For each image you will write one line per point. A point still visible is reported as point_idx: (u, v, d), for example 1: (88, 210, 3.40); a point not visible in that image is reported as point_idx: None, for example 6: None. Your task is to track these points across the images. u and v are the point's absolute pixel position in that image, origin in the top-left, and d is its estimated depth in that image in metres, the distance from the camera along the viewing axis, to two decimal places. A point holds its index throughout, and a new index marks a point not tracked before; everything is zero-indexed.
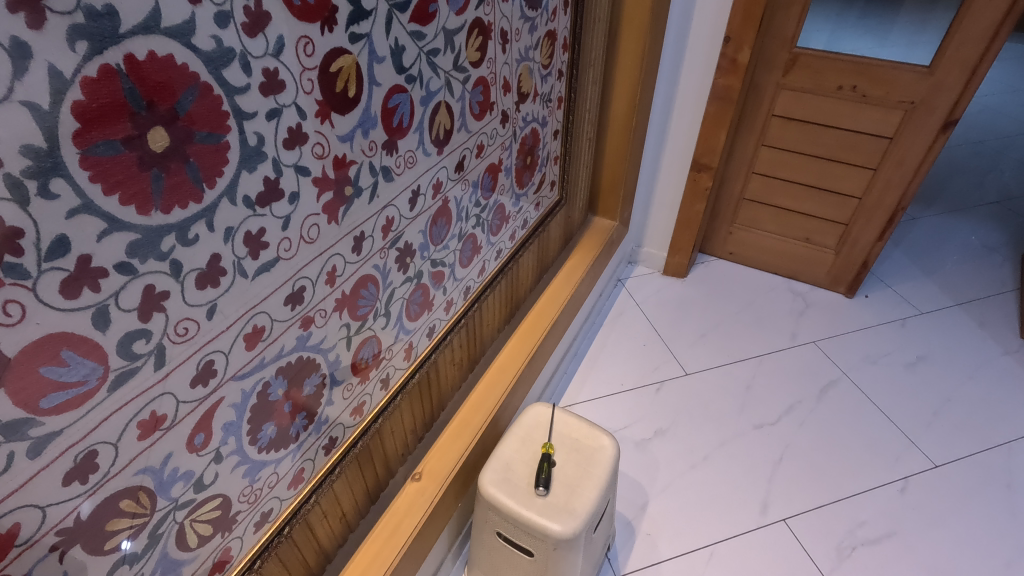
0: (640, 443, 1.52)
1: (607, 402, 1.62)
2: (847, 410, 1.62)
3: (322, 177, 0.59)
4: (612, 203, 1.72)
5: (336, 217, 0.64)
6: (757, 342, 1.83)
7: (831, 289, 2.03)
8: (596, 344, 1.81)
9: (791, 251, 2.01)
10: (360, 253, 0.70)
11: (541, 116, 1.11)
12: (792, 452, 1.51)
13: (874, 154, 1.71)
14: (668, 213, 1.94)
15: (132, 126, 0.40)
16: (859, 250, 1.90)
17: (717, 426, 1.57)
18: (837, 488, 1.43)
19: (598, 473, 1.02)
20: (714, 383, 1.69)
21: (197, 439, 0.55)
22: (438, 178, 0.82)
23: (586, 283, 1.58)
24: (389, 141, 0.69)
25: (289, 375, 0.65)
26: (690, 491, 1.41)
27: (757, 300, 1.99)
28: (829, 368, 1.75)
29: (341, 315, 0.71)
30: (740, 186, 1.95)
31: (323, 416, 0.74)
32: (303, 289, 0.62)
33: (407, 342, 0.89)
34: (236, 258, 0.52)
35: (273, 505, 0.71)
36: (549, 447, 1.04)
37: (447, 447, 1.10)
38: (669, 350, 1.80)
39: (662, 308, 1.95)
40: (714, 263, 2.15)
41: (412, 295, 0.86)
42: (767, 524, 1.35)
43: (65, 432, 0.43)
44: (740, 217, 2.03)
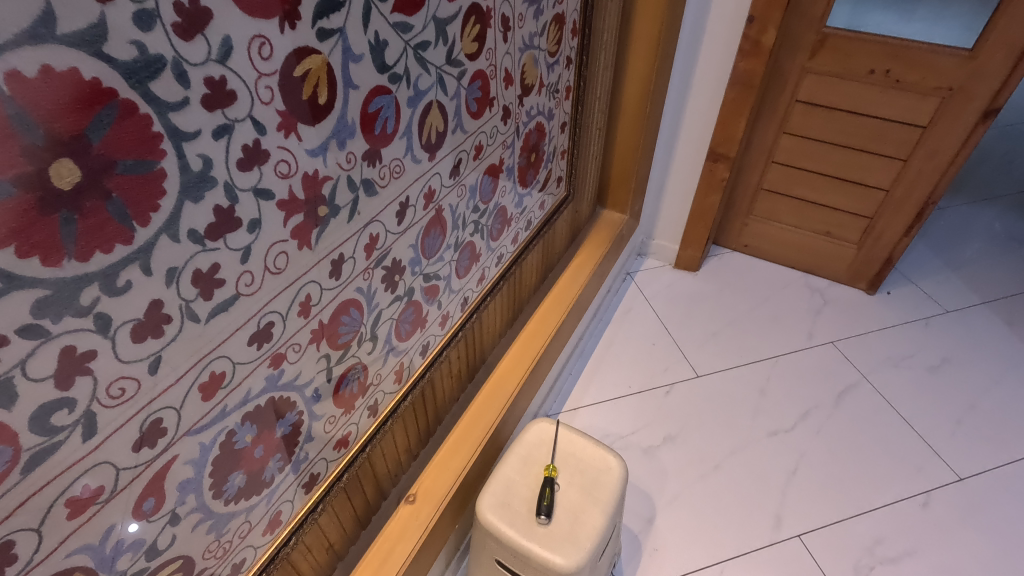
0: (647, 450, 1.45)
1: (613, 405, 1.55)
2: (865, 416, 1.54)
3: (288, 199, 0.51)
4: (622, 195, 1.62)
5: (308, 242, 0.55)
6: (772, 341, 1.75)
7: (851, 284, 1.93)
8: (603, 342, 1.73)
9: (809, 243, 1.91)
10: (339, 278, 0.62)
11: (547, 109, 1.01)
12: (807, 463, 1.43)
13: (905, 143, 1.59)
14: (681, 203, 1.84)
15: (26, 160, 0.32)
16: (883, 245, 1.79)
17: (729, 433, 1.49)
18: (854, 502, 1.36)
19: (604, 499, 0.96)
20: (726, 386, 1.61)
21: (146, 504, 0.48)
22: (430, 186, 0.73)
23: (593, 281, 1.50)
24: (371, 151, 0.60)
25: (258, 419, 0.58)
26: (699, 504, 1.35)
27: (772, 297, 1.90)
28: (848, 370, 1.66)
29: (318, 347, 0.63)
30: (758, 175, 1.84)
31: (301, 455, 0.67)
32: (271, 325, 0.55)
33: (398, 363, 0.82)
34: (183, 301, 0.44)
35: (246, 554, 0.65)
36: (552, 469, 0.97)
37: (444, 466, 1.03)
38: (679, 350, 1.72)
39: (672, 304, 1.87)
40: (728, 255, 2.05)
41: (402, 314, 0.78)
42: (781, 540, 1.29)
43: None
44: (757, 209, 1.93)
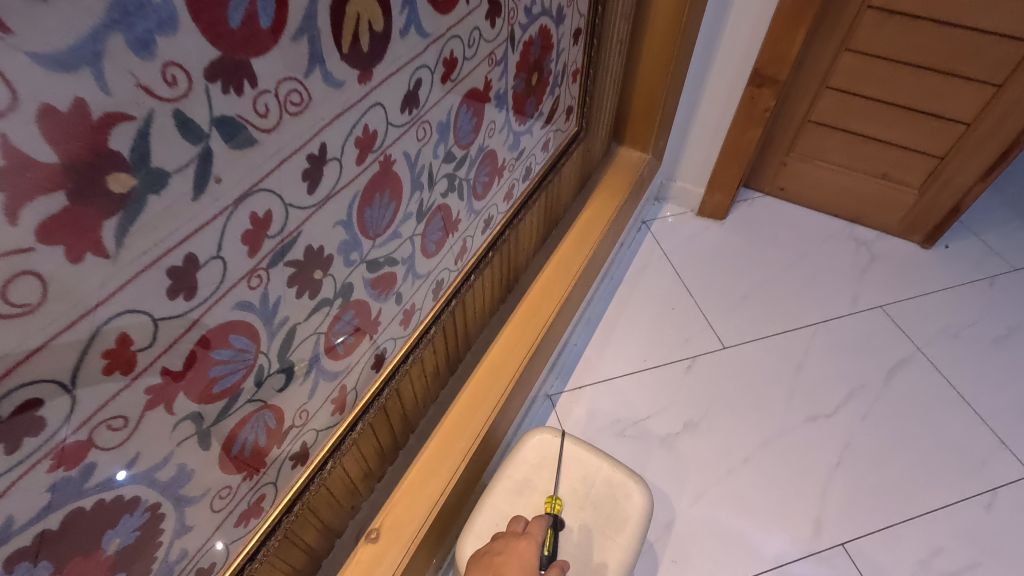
0: (665, 439, 1.24)
1: (625, 383, 1.32)
2: (920, 398, 1.32)
3: (9, 170, 0.24)
4: (644, 130, 1.31)
5: (99, 249, 0.29)
6: (812, 306, 1.50)
7: (903, 237, 1.66)
8: (614, 306, 1.47)
9: (859, 188, 1.62)
10: (194, 297, 0.36)
11: (555, 6, 0.70)
12: (853, 455, 1.22)
13: (1003, 64, 1.27)
14: (712, 139, 1.52)
15: None
16: (950, 192, 1.50)
17: (761, 418, 1.28)
18: (907, 503, 1.16)
19: (622, 543, 0.76)
20: (757, 360, 1.38)
21: None
22: (367, 128, 0.45)
23: (606, 240, 1.23)
24: (226, 63, 0.31)
25: (54, 547, 0.34)
26: (726, 506, 1.15)
27: (812, 252, 1.63)
28: (900, 341, 1.43)
29: (170, 410, 0.37)
30: (807, 104, 1.51)
31: (171, 557, 0.44)
32: (35, 407, 0.29)
33: (335, 388, 0.57)
34: None
35: None
36: (553, 502, 0.76)
37: (416, 491, 0.81)
38: (703, 316, 1.47)
39: (695, 259, 1.60)
40: (760, 201, 1.75)
41: (334, 324, 0.52)
42: (821, 549, 1.10)
43: None
44: (800, 145, 1.61)
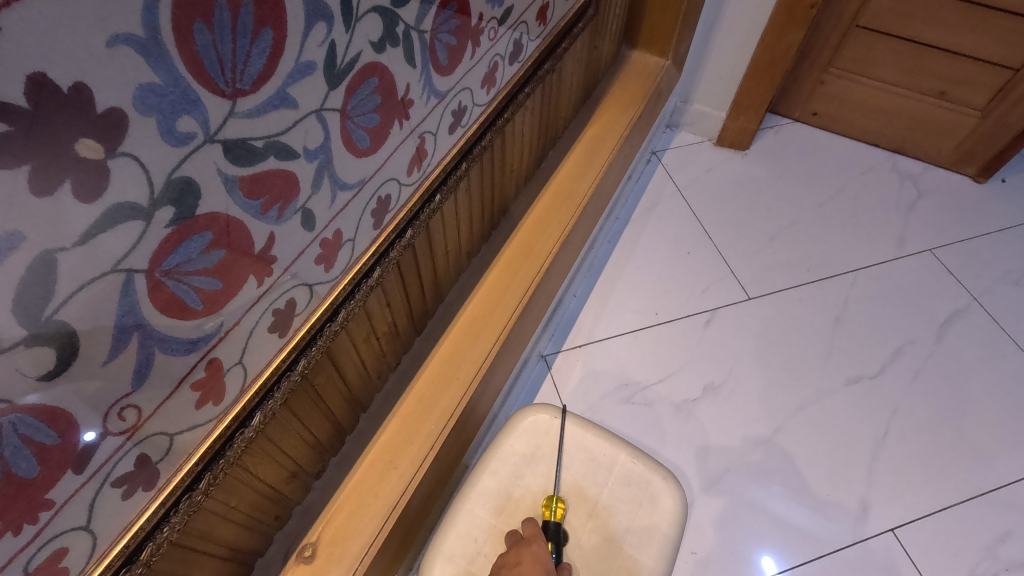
0: (681, 406, 1.04)
1: (633, 340, 1.12)
2: (977, 356, 1.13)
3: None
4: (664, 26, 1.04)
5: None
6: (850, 249, 1.28)
7: (953, 168, 1.43)
8: (620, 250, 1.25)
9: (908, 110, 1.38)
10: None
11: None
12: (901, 422, 1.04)
13: None
14: (741, 47, 1.25)
15: None
16: (1021, 113, 1.26)
17: (795, 380, 1.08)
18: (966, 478, 0.98)
19: (645, 563, 0.57)
20: (787, 312, 1.17)
21: None
22: None
23: (616, 165, 0.98)
24: None
25: None
26: (755, 485, 0.97)
27: (849, 186, 1.40)
28: (953, 289, 1.22)
29: None
30: (857, 3, 1.24)
31: None
32: None
33: (197, 364, 0.34)
34: None
35: None
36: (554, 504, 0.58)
37: (369, 489, 0.60)
38: (723, 261, 1.24)
39: (714, 195, 1.36)
40: (789, 128, 1.50)
41: (168, 257, 0.29)
42: (867, 536, 0.93)
43: None
44: (843, 57, 1.35)
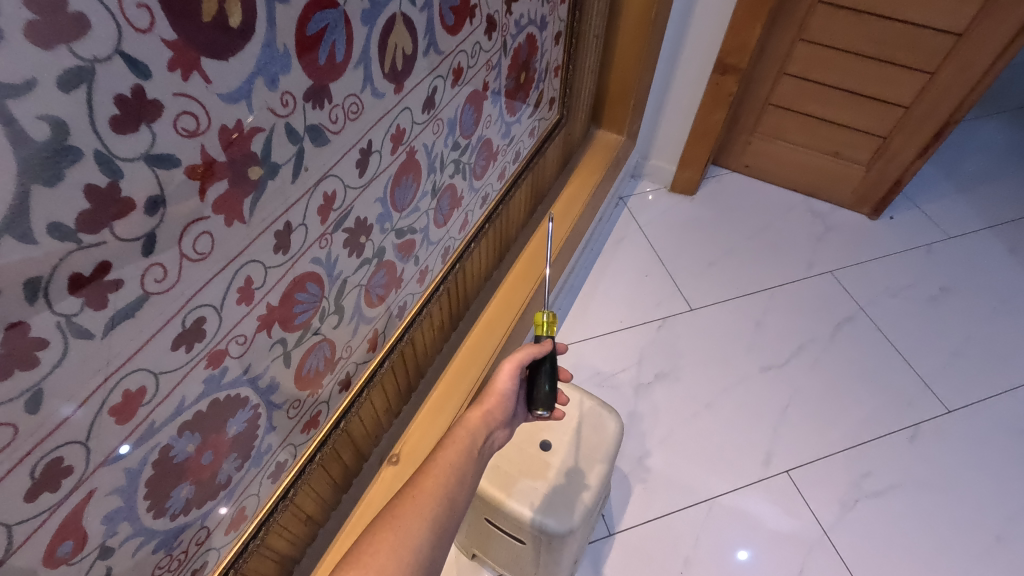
0: (638, 388, 1.41)
1: (603, 342, 1.49)
2: (860, 350, 1.51)
3: (201, 164, 0.38)
4: (620, 114, 1.45)
5: (239, 214, 0.43)
6: (770, 272, 1.67)
7: (854, 209, 1.83)
8: (594, 274, 1.63)
9: (815, 165, 1.79)
10: (287, 252, 0.50)
11: (539, 17, 0.85)
12: (799, 398, 1.41)
13: (936, 53, 1.43)
14: (682, 121, 1.67)
15: None
16: (894, 166, 1.67)
17: (723, 369, 1.46)
18: (843, 436, 1.35)
19: (599, 457, 0.95)
20: (720, 319, 1.55)
21: (63, 548, 0.40)
22: (399, 126, 0.59)
23: (586, 213, 1.38)
24: (316, 88, 0.45)
25: (201, 426, 0.48)
26: (691, 442, 1.33)
27: (772, 223, 1.80)
28: (845, 301, 1.61)
29: (269, 334, 0.52)
30: (767, 89, 1.67)
31: (262, 449, 0.59)
32: (202, 321, 0.44)
33: (371, 330, 0.72)
34: (61, 317, 0.33)
35: (208, 558, 0.58)
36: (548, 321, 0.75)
37: (428, 424, 0.97)
38: (672, 282, 1.63)
39: (667, 231, 1.76)
40: (727, 177, 1.91)
41: (373, 278, 0.67)
42: (770, 476, 1.29)
43: None
44: (762, 125, 1.77)
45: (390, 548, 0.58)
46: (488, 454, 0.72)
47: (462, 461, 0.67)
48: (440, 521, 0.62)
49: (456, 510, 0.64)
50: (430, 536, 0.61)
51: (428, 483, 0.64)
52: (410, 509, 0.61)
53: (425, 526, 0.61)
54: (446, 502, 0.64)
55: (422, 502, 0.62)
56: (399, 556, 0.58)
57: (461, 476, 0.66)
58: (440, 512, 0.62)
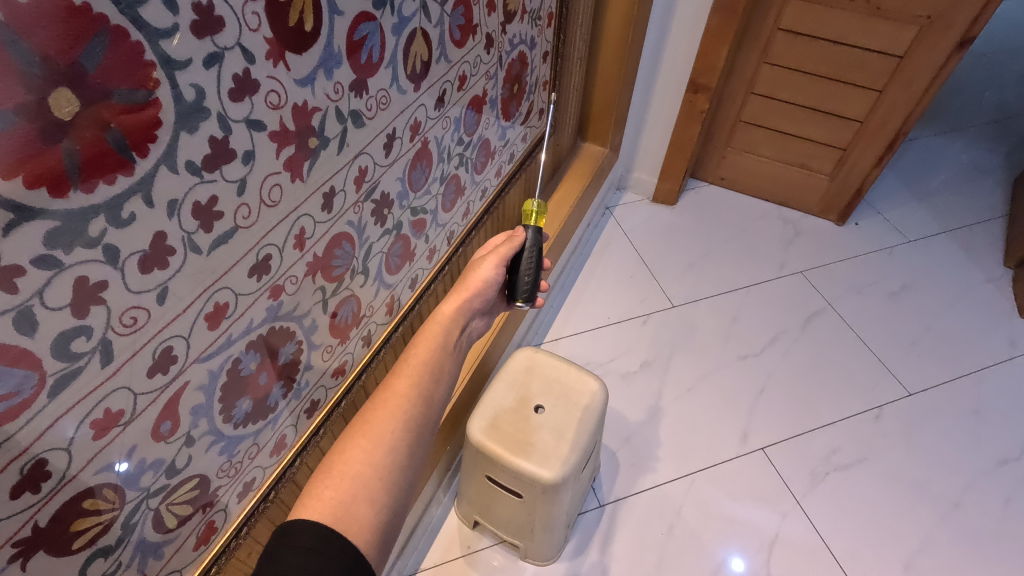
0: (625, 376, 1.53)
1: (593, 335, 1.62)
2: (828, 340, 1.64)
3: (280, 131, 0.51)
4: (603, 127, 1.60)
5: (300, 174, 0.56)
6: (745, 272, 1.81)
7: (821, 216, 1.99)
8: (583, 276, 1.77)
9: (784, 176, 1.95)
10: (331, 211, 0.63)
11: (529, 37, 1.00)
12: (773, 384, 1.53)
13: (882, 73, 1.61)
14: (661, 136, 1.83)
15: (25, 90, 0.32)
16: (854, 176, 1.84)
17: (703, 358, 1.58)
18: (813, 417, 1.47)
19: (586, 417, 1.07)
20: (699, 315, 1.68)
21: (164, 427, 0.52)
22: (416, 119, 0.73)
23: (574, 216, 1.52)
24: (358, 81, 0.59)
25: (260, 348, 0.60)
26: (674, 423, 1.45)
27: (747, 229, 1.95)
28: (814, 298, 1.75)
29: (314, 280, 0.65)
30: (737, 106, 1.84)
31: (302, 383, 0.71)
32: (269, 257, 0.56)
33: (388, 296, 0.85)
34: (185, 233, 0.45)
35: (256, 474, 0.70)
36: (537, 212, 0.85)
37: None
38: (655, 282, 1.77)
39: (650, 236, 1.90)
40: (705, 189, 2.06)
41: (391, 248, 0.80)
42: (747, 453, 1.40)
43: (15, 438, 0.39)
44: (734, 140, 1.94)
45: (370, 443, 0.64)
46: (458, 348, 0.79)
47: (430, 362, 0.73)
48: (415, 416, 0.68)
49: (431, 406, 0.70)
50: (407, 429, 0.66)
51: (401, 384, 0.69)
52: (383, 410, 0.66)
53: (401, 421, 0.66)
54: (419, 400, 0.69)
55: (395, 403, 0.67)
56: (379, 449, 0.64)
57: (430, 377, 0.72)
58: (414, 408, 0.68)
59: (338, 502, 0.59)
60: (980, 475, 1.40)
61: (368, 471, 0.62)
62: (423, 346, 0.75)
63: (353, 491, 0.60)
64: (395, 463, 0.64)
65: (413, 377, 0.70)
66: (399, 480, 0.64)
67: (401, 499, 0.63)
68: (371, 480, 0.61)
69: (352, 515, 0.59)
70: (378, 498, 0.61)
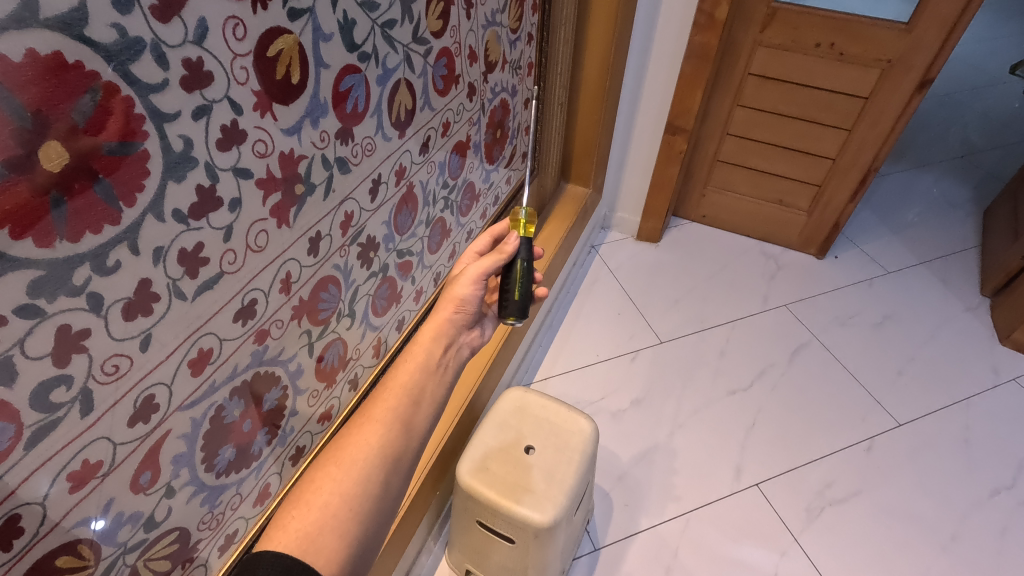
0: (616, 414, 1.52)
1: (583, 373, 1.61)
2: (815, 373, 1.65)
3: (266, 178, 0.52)
4: (585, 169, 1.65)
5: (287, 220, 0.57)
6: (730, 307, 1.83)
7: (802, 250, 2.03)
8: (571, 314, 1.78)
9: (763, 212, 2.00)
10: (317, 255, 0.64)
11: (510, 85, 1.04)
12: (764, 418, 1.53)
13: (850, 113, 1.68)
14: (641, 177, 1.89)
15: (16, 144, 0.33)
16: (831, 211, 1.89)
17: (693, 394, 1.58)
18: (805, 450, 1.47)
19: (577, 457, 1.06)
20: (687, 350, 1.69)
21: (143, 478, 0.50)
22: (401, 164, 0.75)
23: (559, 255, 1.54)
24: (344, 129, 0.61)
25: (245, 394, 0.60)
26: (668, 461, 1.43)
27: (729, 264, 1.98)
28: (799, 331, 1.77)
29: (300, 323, 0.65)
30: (714, 147, 1.91)
31: (286, 429, 0.70)
32: (254, 302, 0.56)
33: (375, 338, 0.85)
34: (170, 279, 0.46)
35: (239, 525, 0.68)
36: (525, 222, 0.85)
37: None
38: (642, 318, 1.78)
39: (636, 274, 1.92)
40: (687, 226, 2.11)
41: (378, 290, 0.80)
42: (741, 489, 1.39)
43: None
44: (713, 179, 2.00)
45: (341, 472, 0.62)
46: (450, 365, 0.76)
47: (412, 383, 0.70)
48: (392, 440, 0.65)
49: (410, 431, 0.67)
50: (382, 456, 0.64)
51: (379, 409, 0.67)
52: (357, 437, 0.64)
53: (375, 448, 0.64)
54: (396, 424, 0.66)
55: (371, 428, 0.65)
56: (351, 477, 0.61)
57: (409, 399, 0.69)
58: (390, 434, 0.65)
59: (304, 534, 0.57)
60: (975, 506, 1.39)
61: (336, 501, 0.60)
62: (404, 370, 0.71)
63: (318, 523, 0.58)
64: (366, 492, 0.61)
65: (389, 402, 0.67)
66: (373, 508, 0.62)
67: (374, 527, 0.61)
68: (341, 510, 0.59)
69: (316, 549, 0.57)
70: (348, 528, 0.59)
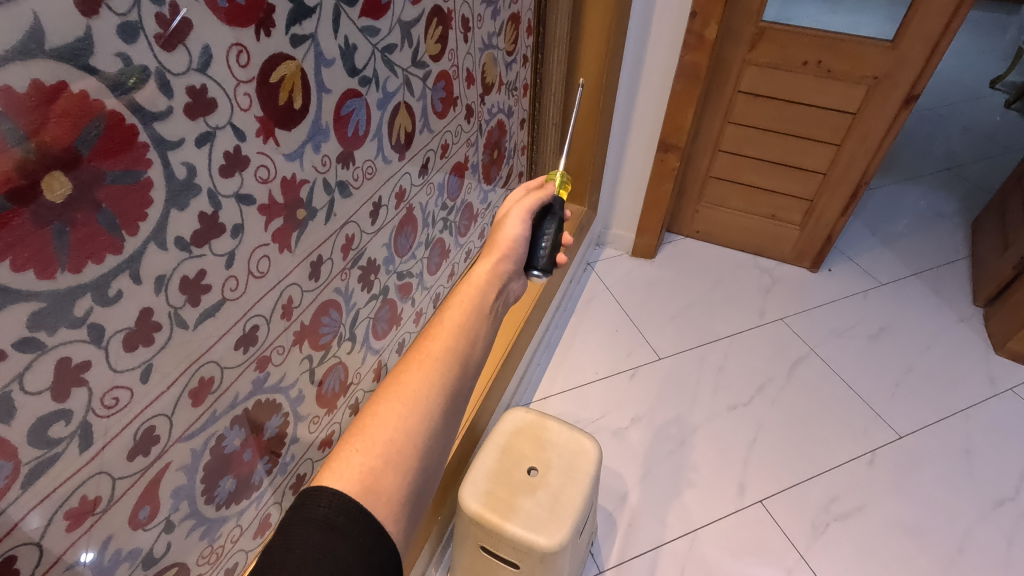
0: (616, 433, 1.51)
1: (582, 392, 1.60)
2: (814, 386, 1.65)
3: (268, 204, 0.52)
4: (580, 187, 1.65)
5: (289, 245, 0.56)
6: (728, 322, 1.83)
7: (796, 264, 2.04)
8: (568, 332, 1.77)
9: (756, 227, 2.01)
10: (318, 279, 0.63)
11: (506, 106, 1.05)
12: (765, 433, 1.52)
13: (839, 129, 1.71)
14: (635, 194, 1.90)
15: (19, 175, 0.33)
16: (823, 225, 1.91)
17: (693, 410, 1.57)
18: (808, 465, 1.46)
19: (582, 478, 1.04)
20: (686, 366, 1.68)
21: (142, 512, 0.49)
22: (401, 186, 0.75)
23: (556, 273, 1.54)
24: (344, 153, 0.61)
25: (246, 423, 0.59)
26: (670, 480, 1.41)
27: (724, 279, 1.99)
28: (797, 344, 1.77)
29: (301, 349, 0.64)
30: (706, 163, 1.93)
31: (287, 457, 0.68)
32: (256, 328, 0.55)
33: (375, 362, 0.84)
34: (172, 308, 0.45)
35: (238, 558, 0.66)
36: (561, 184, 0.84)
37: None
38: (640, 335, 1.77)
39: (632, 290, 1.93)
40: (681, 242, 2.12)
41: (378, 313, 0.80)
42: (745, 506, 1.37)
43: None
44: (706, 195, 2.01)
45: (404, 406, 0.54)
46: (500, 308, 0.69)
47: (469, 324, 0.62)
48: (453, 379, 0.57)
49: (469, 370, 0.60)
50: (445, 393, 0.56)
51: (438, 343, 0.59)
52: (418, 370, 0.56)
53: (438, 383, 0.56)
54: (456, 362, 0.59)
55: (431, 362, 0.57)
56: (414, 413, 0.54)
57: (468, 337, 0.61)
58: (451, 370, 0.58)
59: (368, 469, 0.50)
60: (980, 518, 1.38)
61: (400, 438, 0.53)
62: (458, 308, 0.63)
63: (382, 461, 0.51)
64: (430, 430, 0.54)
65: (451, 337, 0.59)
66: (435, 449, 0.55)
67: (435, 470, 0.55)
68: (405, 449, 0.52)
69: (381, 486, 0.50)
70: (412, 467, 0.52)
